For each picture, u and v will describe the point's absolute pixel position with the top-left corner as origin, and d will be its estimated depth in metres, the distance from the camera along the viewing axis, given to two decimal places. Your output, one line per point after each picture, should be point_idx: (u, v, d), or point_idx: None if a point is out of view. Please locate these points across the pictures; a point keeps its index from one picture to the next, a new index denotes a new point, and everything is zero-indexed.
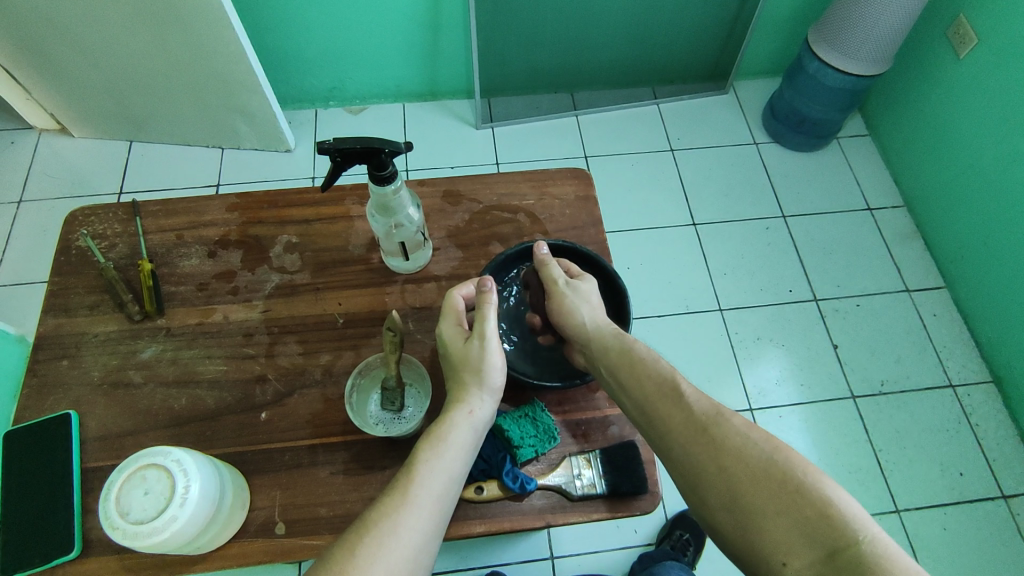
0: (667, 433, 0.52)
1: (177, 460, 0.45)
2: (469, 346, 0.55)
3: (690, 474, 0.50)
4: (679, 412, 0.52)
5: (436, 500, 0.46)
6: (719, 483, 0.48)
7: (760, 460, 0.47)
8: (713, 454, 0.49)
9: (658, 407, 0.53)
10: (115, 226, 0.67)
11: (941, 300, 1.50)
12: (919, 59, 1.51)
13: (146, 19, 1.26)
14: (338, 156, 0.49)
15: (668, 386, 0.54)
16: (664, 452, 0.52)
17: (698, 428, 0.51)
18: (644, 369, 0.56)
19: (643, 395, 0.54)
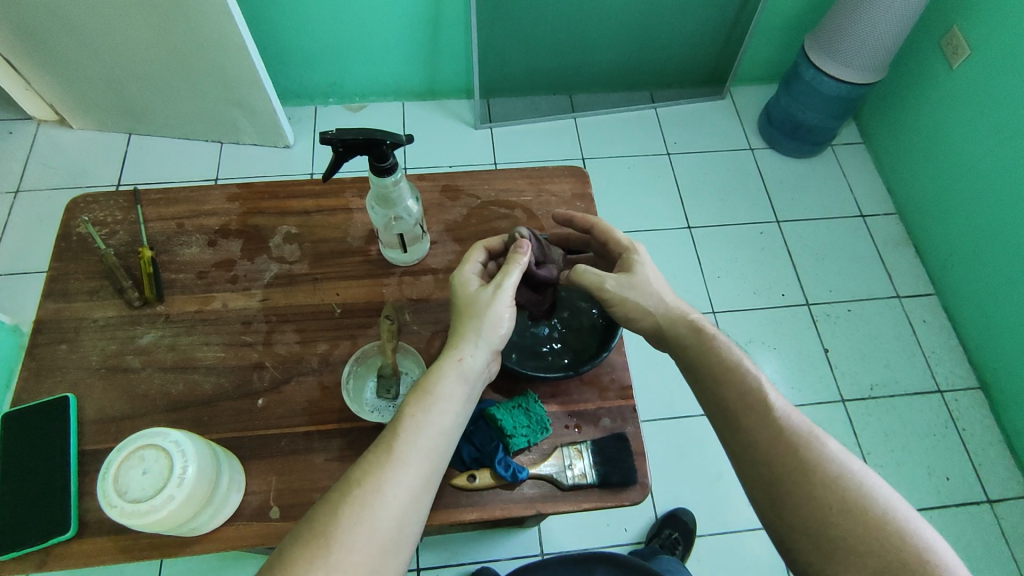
0: (752, 444, 0.55)
1: (175, 441, 0.46)
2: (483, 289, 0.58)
3: (769, 486, 0.53)
4: (767, 427, 0.54)
5: (421, 458, 0.49)
6: (801, 504, 0.51)
7: (844, 490, 0.51)
8: (799, 474, 0.52)
9: (745, 417, 0.55)
10: (116, 213, 0.67)
11: (930, 306, 1.52)
12: (913, 69, 1.54)
13: (148, 10, 1.27)
14: (340, 147, 0.50)
15: (755, 396, 0.56)
16: (742, 458, 0.55)
17: (785, 446, 0.53)
18: (732, 377, 0.57)
19: (728, 404, 0.57)
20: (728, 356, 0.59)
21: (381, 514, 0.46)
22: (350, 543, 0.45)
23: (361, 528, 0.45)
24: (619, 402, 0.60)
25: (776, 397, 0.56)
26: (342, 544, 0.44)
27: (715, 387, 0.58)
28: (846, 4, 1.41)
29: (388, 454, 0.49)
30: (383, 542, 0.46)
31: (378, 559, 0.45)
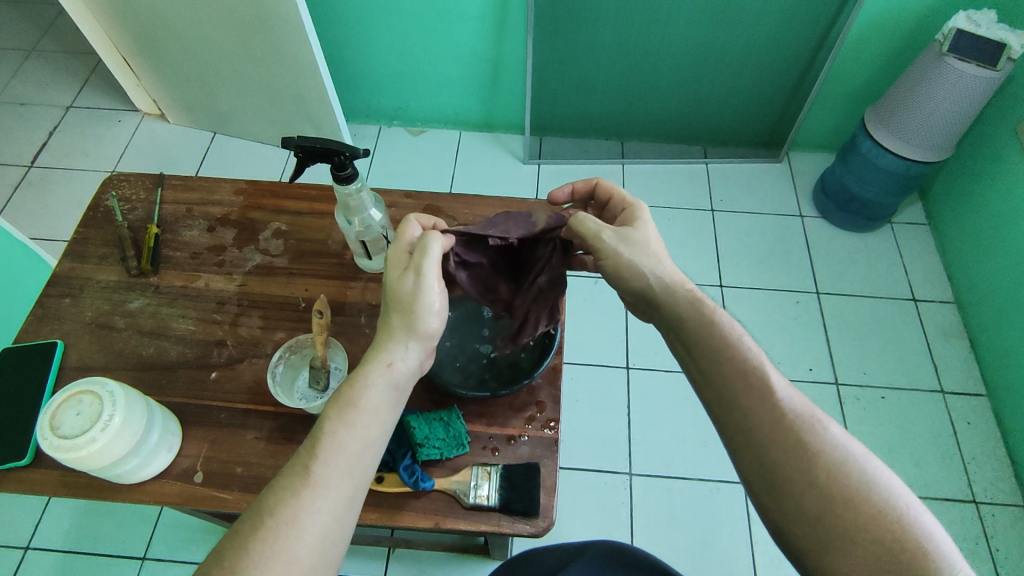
0: (750, 428, 0.52)
1: (110, 391, 0.52)
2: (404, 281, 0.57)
3: (766, 473, 0.51)
4: (766, 409, 0.52)
5: (342, 480, 0.50)
6: (800, 492, 0.49)
7: (846, 478, 0.49)
8: (800, 462, 0.50)
9: (744, 399, 0.53)
10: (141, 193, 0.77)
11: (978, 408, 1.40)
12: (985, 151, 1.44)
13: (238, 26, 1.42)
14: (301, 152, 0.56)
15: (754, 376, 0.54)
16: (737, 443, 0.53)
17: (784, 431, 0.51)
18: (731, 356, 0.55)
19: (726, 384, 0.54)
20: (726, 332, 0.56)
21: (299, 547, 0.46)
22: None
23: (276, 564, 0.45)
24: (541, 432, 0.62)
25: (776, 377, 0.54)
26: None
27: (714, 367, 0.55)
28: (912, 75, 1.36)
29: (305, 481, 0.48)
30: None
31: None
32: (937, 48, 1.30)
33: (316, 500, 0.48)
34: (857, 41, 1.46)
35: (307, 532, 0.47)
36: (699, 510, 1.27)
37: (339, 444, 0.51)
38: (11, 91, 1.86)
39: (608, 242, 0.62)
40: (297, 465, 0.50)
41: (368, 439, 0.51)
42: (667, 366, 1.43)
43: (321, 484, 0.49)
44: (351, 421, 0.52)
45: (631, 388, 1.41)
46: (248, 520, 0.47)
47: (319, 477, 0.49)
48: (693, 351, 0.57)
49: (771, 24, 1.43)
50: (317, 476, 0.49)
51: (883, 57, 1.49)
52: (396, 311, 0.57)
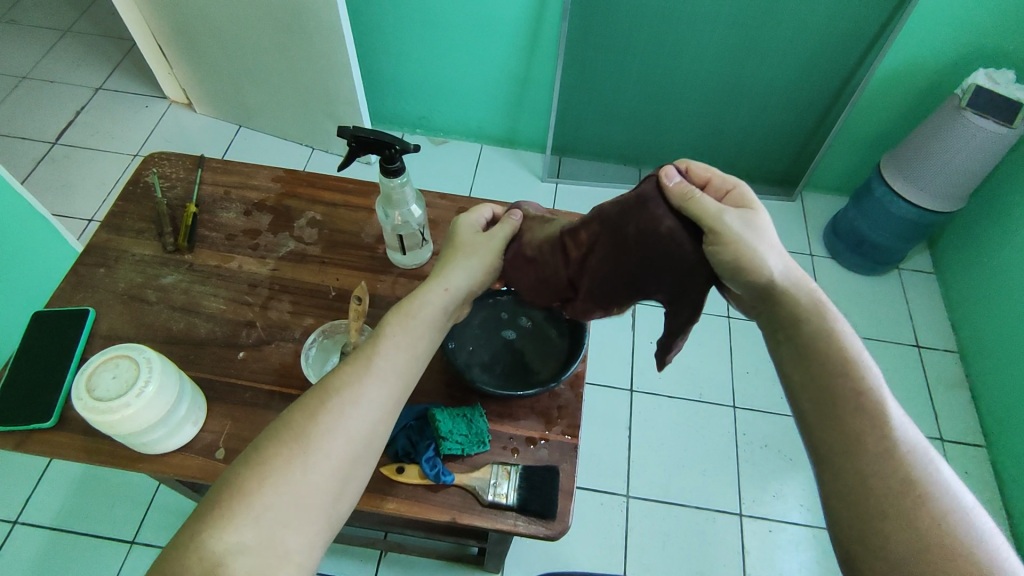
0: (848, 448, 0.51)
1: (147, 358, 0.53)
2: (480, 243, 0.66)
3: (855, 498, 0.50)
4: (876, 437, 0.51)
5: (394, 376, 0.55)
6: (890, 530, 0.48)
7: (947, 527, 0.47)
8: (899, 492, 0.49)
9: (854, 421, 0.52)
10: (181, 172, 0.79)
11: (976, 458, 1.40)
12: (997, 208, 1.47)
13: (276, 24, 1.46)
14: (354, 143, 0.59)
15: (869, 400, 0.52)
16: (830, 459, 0.52)
17: (890, 464, 0.50)
18: (847, 375, 0.54)
19: (836, 400, 0.53)
20: (847, 350, 0.55)
21: (355, 425, 0.52)
22: (326, 447, 0.50)
23: (337, 435, 0.51)
24: (561, 437, 0.63)
25: (894, 409, 0.53)
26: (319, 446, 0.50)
27: (826, 380, 0.54)
28: (929, 125, 1.39)
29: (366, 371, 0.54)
30: (354, 452, 0.52)
31: (351, 466, 0.51)
32: (956, 102, 1.33)
33: (373, 391, 0.54)
34: (877, 90, 1.50)
35: (360, 417, 0.53)
36: (694, 539, 1.26)
37: (397, 346, 0.57)
38: (42, 68, 1.89)
39: (729, 227, 0.57)
40: (358, 359, 0.56)
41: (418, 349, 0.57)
42: (670, 391, 1.44)
43: (378, 376, 0.55)
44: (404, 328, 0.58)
45: (634, 410, 1.41)
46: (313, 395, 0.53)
47: (377, 370, 0.55)
48: (799, 355, 0.56)
49: (794, 66, 1.47)
50: (377, 369, 0.55)
51: (901, 107, 1.53)
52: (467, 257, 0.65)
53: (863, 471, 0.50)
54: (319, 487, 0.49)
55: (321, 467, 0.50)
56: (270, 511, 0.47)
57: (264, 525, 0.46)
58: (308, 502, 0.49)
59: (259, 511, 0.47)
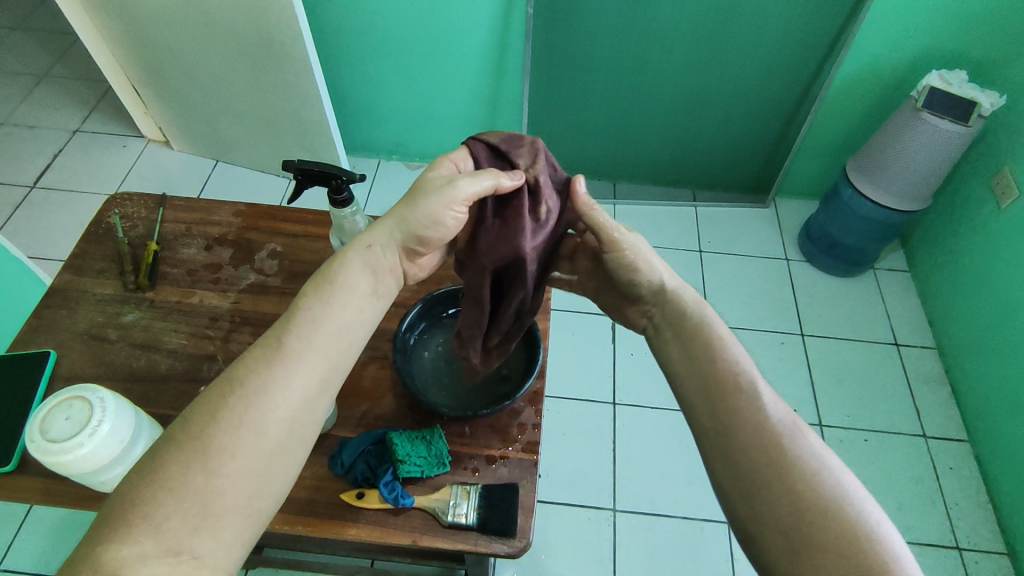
0: (732, 440, 0.51)
1: (100, 397, 0.54)
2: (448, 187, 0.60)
3: (746, 492, 0.49)
4: (753, 411, 0.52)
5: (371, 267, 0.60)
6: (775, 500, 0.48)
7: (825, 494, 0.47)
8: (781, 483, 0.48)
9: (730, 398, 0.53)
10: (142, 211, 0.80)
11: (960, 453, 1.41)
12: (962, 204, 1.50)
13: (246, 60, 1.48)
14: (300, 175, 0.61)
15: (745, 387, 0.53)
16: (718, 436, 0.52)
17: (768, 446, 0.50)
18: (718, 358, 0.56)
19: (717, 382, 0.54)
20: (718, 337, 0.58)
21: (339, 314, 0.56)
22: (228, 445, 0.48)
23: (245, 432, 0.49)
24: (521, 454, 0.63)
25: (769, 394, 0.53)
26: (222, 447, 0.48)
27: (705, 366, 0.56)
28: (889, 128, 1.42)
29: (279, 354, 0.52)
30: (339, 334, 0.56)
31: (266, 464, 0.50)
32: (913, 103, 1.36)
33: (287, 371, 0.52)
34: (838, 96, 1.54)
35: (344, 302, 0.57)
36: (684, 550, 1.26)
37: (317, 324, 0.55)
38: (19, 114, 1.91)
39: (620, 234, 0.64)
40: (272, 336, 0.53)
41: (344, 323, 0.56)
42: (654, 403, 1.44)
43: (293, 358, 0.53)
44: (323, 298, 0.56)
45: (617, 423, 1.42)
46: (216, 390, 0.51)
47: (292, 350, 0.53)
48: (686, 349, 0.58)
49: (755, 76, 1.50)
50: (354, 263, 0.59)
51: (862, 111, 1.56)
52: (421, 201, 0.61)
53: (745, 463, 0.50)
54: (233, 485, 0.48)
55: (230, 467, 0.48)
56: (174, 520, 0.45)
57: (166, 537, 0.45)
58: (220, 505, 0.47)
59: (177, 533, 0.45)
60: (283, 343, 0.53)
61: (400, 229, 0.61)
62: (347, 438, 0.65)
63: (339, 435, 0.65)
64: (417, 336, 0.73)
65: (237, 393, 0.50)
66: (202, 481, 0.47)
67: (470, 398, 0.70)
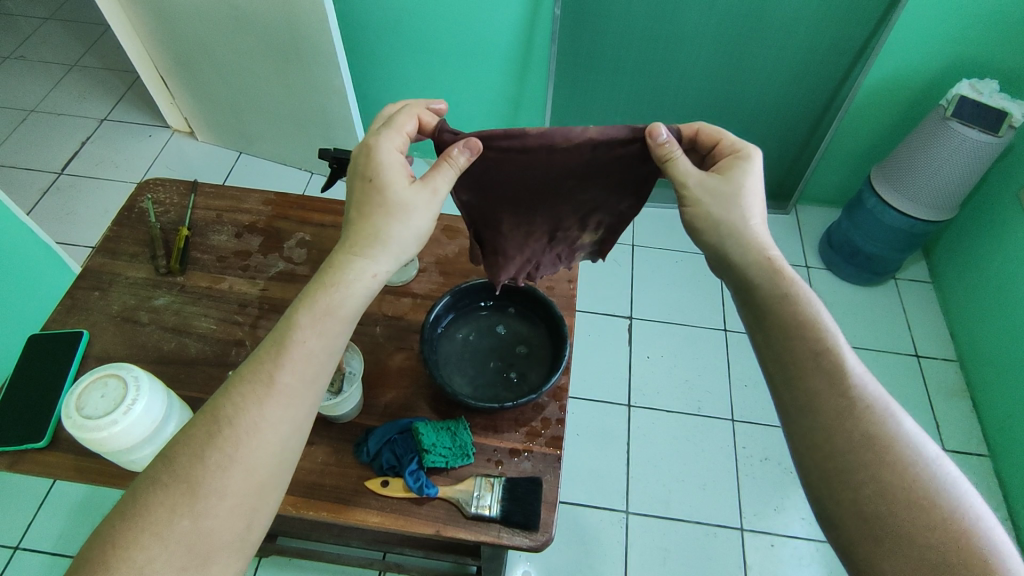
0: (813, 412, 0.55)
1: (135, 376, 0.55)
2: (409, 194, 0.61)
3: (825, 461, 0.53)
4: (834, 392, 0.54)
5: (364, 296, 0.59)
6: (857, 485, 0.51)
7: (912, 479, 0.50)
8: (863, 452, 0.52)
9: (815, 382, 0.55)
10: (175, 197, 0.81)
11: (980, 468, 1.39)
12: (989, 215, 1.48)
13: (274, 54, 1.50)
14: (336, 164, 0.66)
15: (827, 358, 0.56)
16: (800, 418, 0.55)
17: (848, 418, 0.53)
18: (805, 336, 0.57)
19: (798, 361, 0.56)
20: (808, 313, 0.58)
21: (317, 345, 0.56)
22: (217, 486, 0.50)
23: (234, 472, 0.51)
24: (545, 449, 0.64)
25: (850, 362, 0.56)
26: (211, 485, 0.50)
27: (786, 346, 0.57)
28: (917, 137, 1.41)
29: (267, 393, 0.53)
30: (319, 364, 0.56)
31: (256, 500, 0.52)
32: (942, 112, 1.35)
33: (276, 409, 0.53)
34: (865, 103, 1.52)
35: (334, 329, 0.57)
36: (695, 555, 1.25)
37: (300, 354, 0.55)
38: (50, 101, 1.94)
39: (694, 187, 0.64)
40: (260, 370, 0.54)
41: (325, 349, 0.56)
42: (670, 406, 1.44)
43: (282, 394, 0.54)
44: (317, 326, 0.56)
45: (632, 425, 1.41)
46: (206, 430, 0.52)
47: (283, 387, 0.54)
48: (767, 321, 0.60)
49: (782, 80, 1.49)
50: (341, 296, 0.58)
51: (889, 120, 1.55)
52: (392, 215, 0.61)
53: (824, 433, 0.53)
54: (222, 525, 0.50)
55: (218, 509, 0.50)
56: (160, 561, 0.48)
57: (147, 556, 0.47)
58: (210, 546, 0.49)
59: (167, 546, 0.48)
60: (271, 379, 0.54)
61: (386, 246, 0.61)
62: (372, 426, 0.65)
63: (365, 424, 0.65)
64: (449, 321, 0.75)
65: (227, 435, 0.52)
66: (191, 521, 0.49)
67: (498, 389, 0.71)
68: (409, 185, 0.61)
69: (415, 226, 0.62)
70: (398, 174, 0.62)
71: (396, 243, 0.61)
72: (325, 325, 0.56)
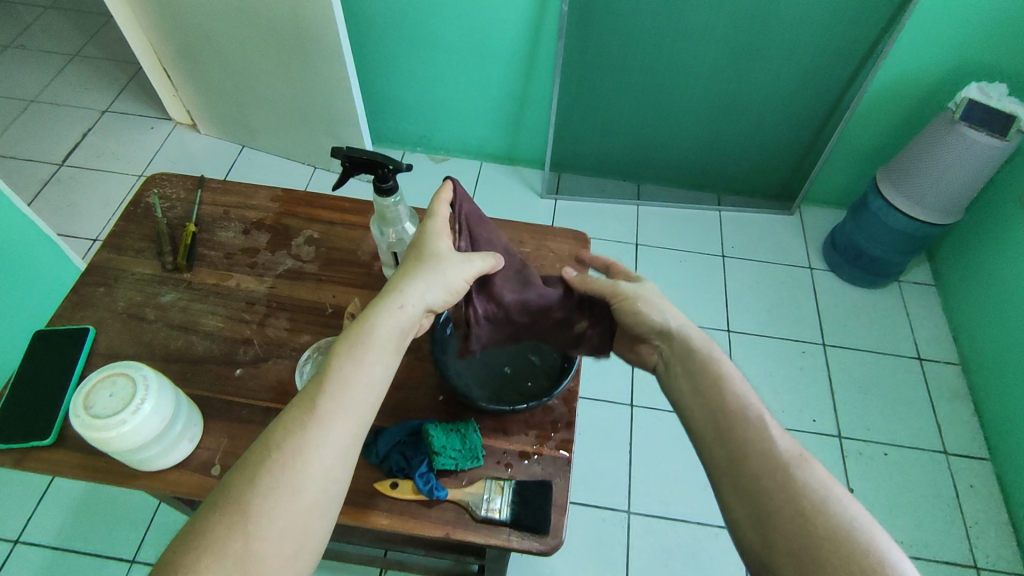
0: (739, 459, 0.53)
1: (144, 375, 0.54)
2: (447, 256, 0.65)
3: (754, 511, 0.50)
4: (756, 441, 0.53)
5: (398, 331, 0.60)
6: (786, 528, 0.48)
7: (820, 509, 0.48)
8: (790, 496, 0.49)
9: (738, 431, 0.54)
10: (181, 192, 0.81)
11: (981, 472, 1.39)
12: (993, 219, 1.48)
13: (279, 47, 1.49)
14: (348, 162, 0.64)
15: (747, 409, 0.55)
16: (725, 462, 0.53)
17: (773, 464, 0.51)
18: (722, 390, 0.57)
19: (720, 411, 0.56)
20: (721, 369, 0.59)
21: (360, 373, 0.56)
22: (267, 504, 0.49)
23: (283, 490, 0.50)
24: (555, 452, 0.63)
25: (769, 415, 0.55)
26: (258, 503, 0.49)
27: (707, 401, 0.57)
28: (924, 140, 1.40)
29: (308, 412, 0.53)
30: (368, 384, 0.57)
31: (305, 522, 0.51)
32: (949, 115, 1.35)
33: (322, 434, 0.53)
34: (871, 105, 1.52)
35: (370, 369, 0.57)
36: (697, 556, 1.25)
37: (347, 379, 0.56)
38: (50, 92, 1.93)
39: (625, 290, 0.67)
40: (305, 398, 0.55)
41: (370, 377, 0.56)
42: (672, 406, 1.44)
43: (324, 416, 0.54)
44: (354, 354, 0.57)
45: (635, 425, 1.41)
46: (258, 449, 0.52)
47: (322, 413, 0.53)
48: (690, 382, 0.60)
49: (789, 81, 1.49)
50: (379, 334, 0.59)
51: (896, 122, 1.55)
52: (427, 265, 0.64)
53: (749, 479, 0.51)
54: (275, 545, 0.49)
55: (270, 528, 0.49)
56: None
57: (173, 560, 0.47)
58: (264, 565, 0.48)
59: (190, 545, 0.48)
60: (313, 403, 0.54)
61: (414, 288, 0.62)
62: (381, 427, 0.65)
63: (373, 425, 0.65)
64: (451, 329, 0.72)
65: (274, 458, 0.51)
66: (243, 543, 0.47)
67: (505, 393, 0.70)
68: (449, 249, 0.66)
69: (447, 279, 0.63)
70: (442, 240, 0.67)
71: (425, 292, 0.63)
72: (360, 353, 0.57)
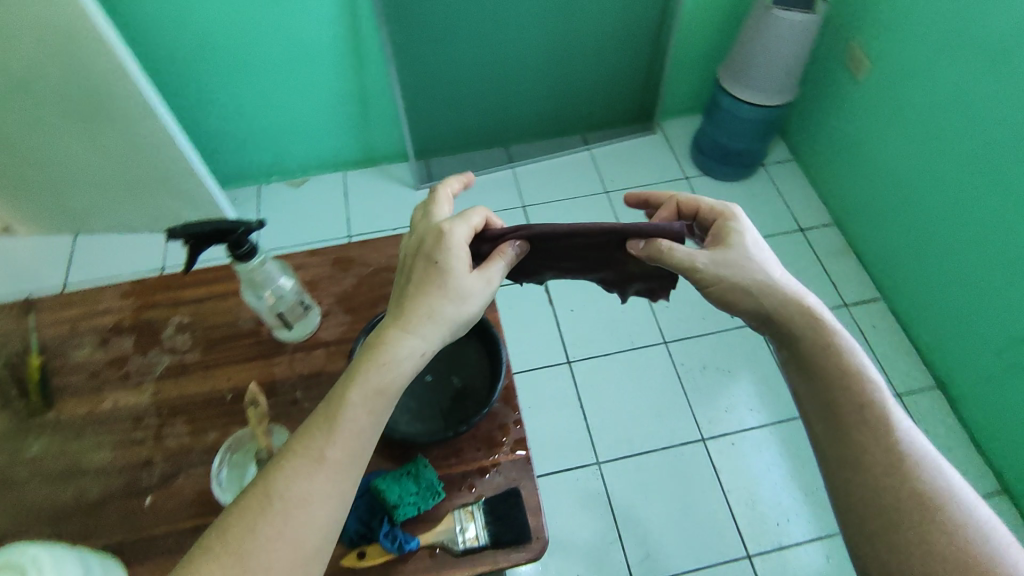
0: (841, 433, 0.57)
1: (30, 557, 0.45)
2: (468, 282, 0.62)
3: (850, 480, 0.55)
4: (865, 418, 0.56)
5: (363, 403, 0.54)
6: (878, 501, 0.53)
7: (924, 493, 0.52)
8: (884, 472, 0.54)
9: (844, 408, 0.58)
10: (13, 324, 0.71)
11: (879, 311, 1.54)
12: (825, 85, 1.60)
13: (75, 116, 1.31)
14: (192, 238, 0.57)
15: (855, 388, 0.58)
16: (828, 435, 0.58)
17: (877, 441, 0.55)
18: (831, 366, 0.59)
19: (825, 390, 0.59)
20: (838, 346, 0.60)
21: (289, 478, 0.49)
22: None
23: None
24: (512, 455, 0.62)
25: (879, 395, 0.58)
26: None
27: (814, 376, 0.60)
28: (749, 31, 1.47)
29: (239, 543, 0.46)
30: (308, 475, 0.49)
31: None
32: (763, 3, 1.42)
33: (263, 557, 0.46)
34: (692, 13, 1.58)
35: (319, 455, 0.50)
36: (671, 479, 1.31)
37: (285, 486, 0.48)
38: None
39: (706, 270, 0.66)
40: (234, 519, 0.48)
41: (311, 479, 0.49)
42: (606, 349, 1.47)
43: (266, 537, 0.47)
44: (374, 406, 0.53)
45: (578, 380, 1.43)
46: (254, 500, 0.48)
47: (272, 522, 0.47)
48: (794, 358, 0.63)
49: (611, 8, 1.51)
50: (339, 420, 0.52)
51: (719, 19, 1.61)
52: (449, 298, 0.60)
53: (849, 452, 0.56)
54: None
55: None
56: None
57: None
58: None
59: None
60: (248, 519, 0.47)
61: (431, 326, 0.59)
62: None
63: None
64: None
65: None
66: None
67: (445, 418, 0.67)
68: (469, 273, 0.62)
69: (463, 312, 0.61)
70: (461, 261, 0.62)
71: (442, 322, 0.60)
72: (382, 405, 0.53)
